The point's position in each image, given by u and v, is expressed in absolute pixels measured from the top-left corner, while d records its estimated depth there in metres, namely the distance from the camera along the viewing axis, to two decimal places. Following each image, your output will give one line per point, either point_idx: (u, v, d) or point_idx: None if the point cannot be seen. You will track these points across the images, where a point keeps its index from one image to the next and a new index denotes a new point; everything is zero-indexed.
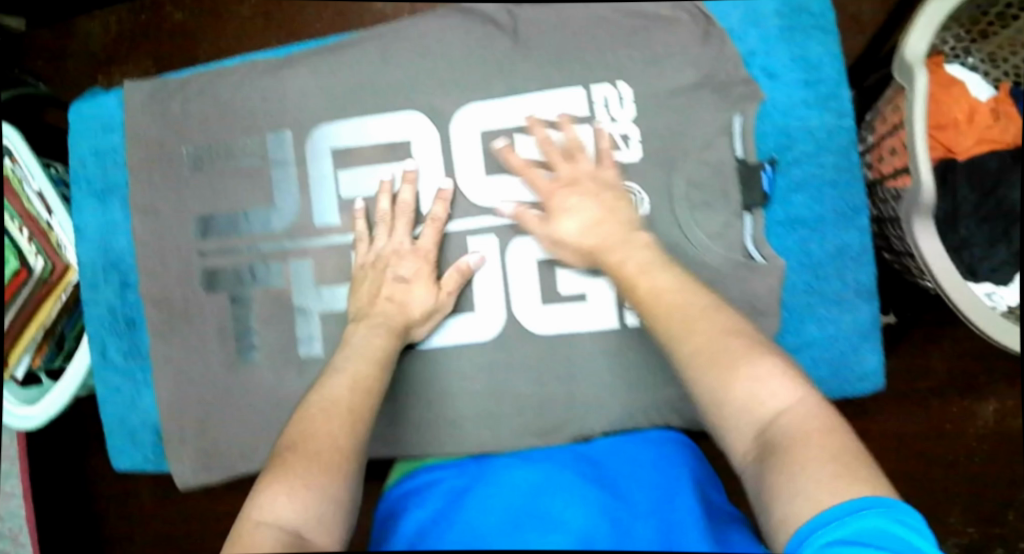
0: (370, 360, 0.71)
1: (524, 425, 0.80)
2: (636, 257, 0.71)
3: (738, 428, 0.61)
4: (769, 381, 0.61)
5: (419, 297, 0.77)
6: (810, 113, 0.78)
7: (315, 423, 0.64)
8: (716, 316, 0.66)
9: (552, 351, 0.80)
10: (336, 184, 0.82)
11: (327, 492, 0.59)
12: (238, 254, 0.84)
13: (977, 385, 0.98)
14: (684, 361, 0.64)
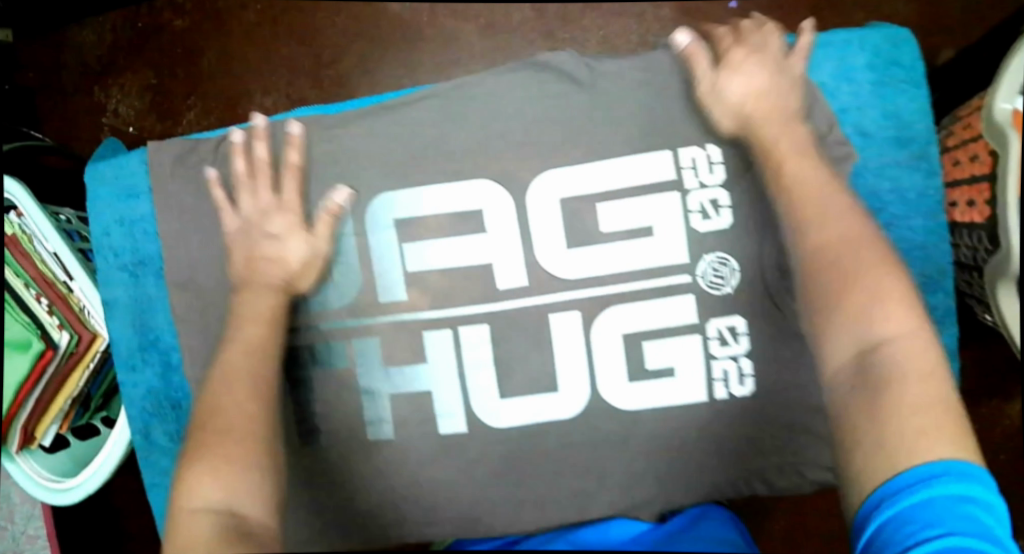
0: (262, 322, 0.74)
1: (611, 502, 0.78)
2: (790, 141, 0.72)
3: (842, 340, 0.62)
4: (890, 305, 0.61)
5: (295, 249, 0.76)
6: (902, 174, 0.80)
7: (223, 395, 0.69)
8: (846, 222, 0.67)
9: (640, 426, 0.77)
10: (401, 257, 0.76)
11: (243, 471, 0.63)
12: (291, 334, 0.77)
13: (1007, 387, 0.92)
14: (808, 248, 0.68)
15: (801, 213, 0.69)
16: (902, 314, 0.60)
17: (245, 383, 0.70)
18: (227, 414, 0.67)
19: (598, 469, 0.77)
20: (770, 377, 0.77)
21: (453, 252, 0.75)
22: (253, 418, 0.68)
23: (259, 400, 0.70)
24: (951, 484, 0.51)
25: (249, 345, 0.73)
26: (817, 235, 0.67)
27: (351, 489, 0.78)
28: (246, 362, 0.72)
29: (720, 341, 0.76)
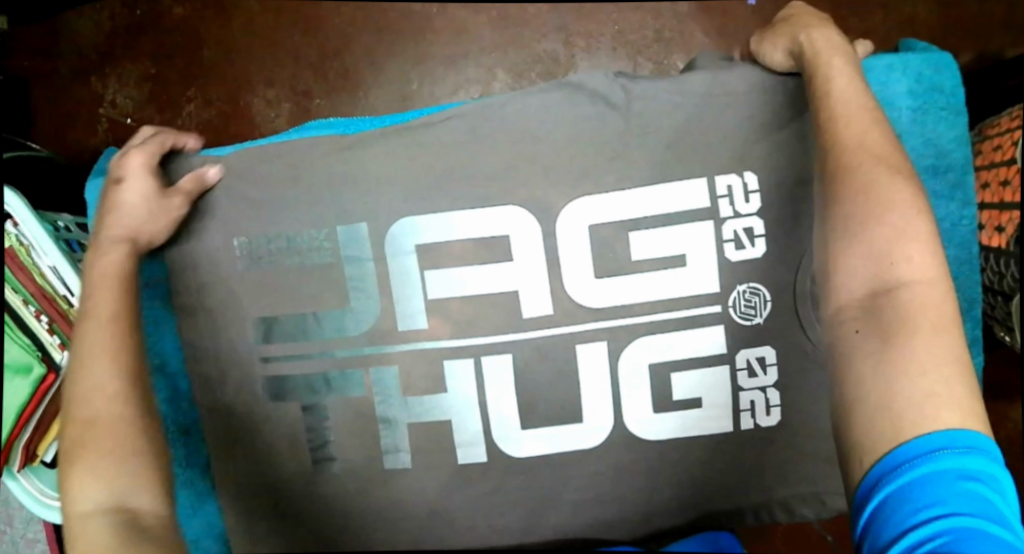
0: (118, 280, 0.68)
1: (633, 529, 0.77)
2: (845, 68, 0.66)
3: (854, 273, 0.57)
4: (914, 246, 0.56)
5: (144, 198, 0.71)
6: (937, 204, 0.79)
7: (88, 383, 0.63)
8: (882, 145, 0.61)
9: (664, 456, 0.76)
10: (423, 284, 0.74)
11: (122, 464, 0.60)
12: (309, 360, 0.75)
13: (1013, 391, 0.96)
14: (834, 172, 0.61)
15: (836, 142, 0.62)
16: (929, 256, 0.55)
17: (119, 357, 0.65)
18: (98, 404, 0.62)
19: (621, 498, 0.76)
20: (795, 405, 0.77)
21: (479, 279, 0.74)
22: (118, 412, 0.63)
23: (123, 377, 0.64)
24: (953, 458, 0.48)
25: (93, 312, 0.66)
26: (848, 162, 0.61)
27: (369, 515, 0.76)
28: (101, 335, 0.65)
29: (748, 371, 0.75)
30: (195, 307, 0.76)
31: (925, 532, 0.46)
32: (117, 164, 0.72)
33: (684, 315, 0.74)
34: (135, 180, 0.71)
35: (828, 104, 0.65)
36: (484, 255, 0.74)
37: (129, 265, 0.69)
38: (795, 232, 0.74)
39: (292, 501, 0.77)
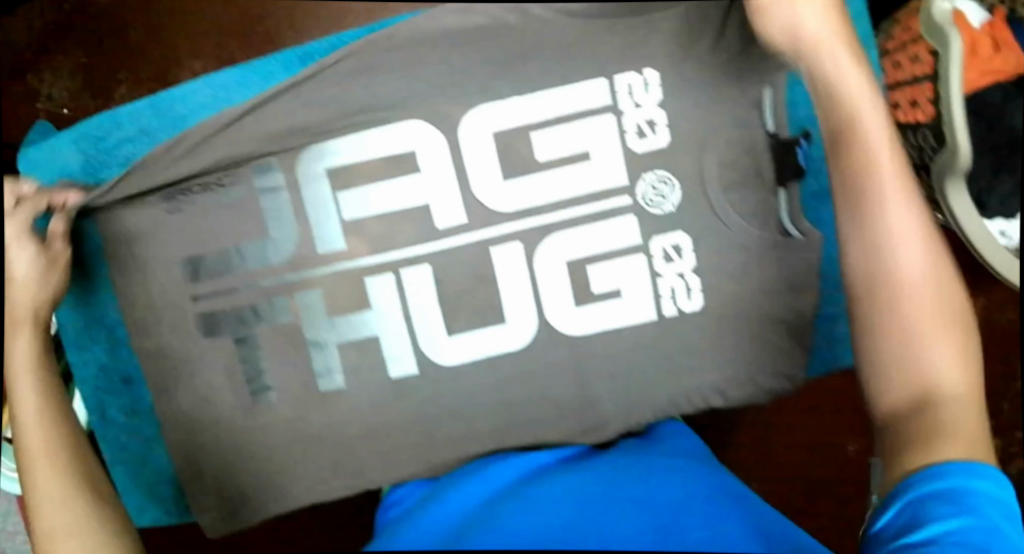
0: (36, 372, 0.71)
1: (569, 427, 0.78)
2: (870, 103, 0.69)
3: (893, 316, 0.64)
4: (942, 328, 0.62)
5: (31, 268, 0.73)
6: None
7: (38, 477, 0.67)
8: (910, 203, 0.66)
9: (589, 351, 0.77)
10: (337, 207, 0.76)
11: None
12: (236, 294, 0.77)
13: (971, 280, 0.97)
14: (859, 260, 0.66)
15: (856, 155, 0.69)
16: (957, 354, 0.61)
17: (57, 454, 0.68)
18: (49, 508, 0.65)
19: (552, 395, 0.78)
20: (716, 290, 0.77)
21: (392, 195, 0.75)
22: (70, 514, 0.65)
23: (64, 481, 0.67)
24: (968, 483, 0.54)
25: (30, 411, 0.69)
26: (875, 180, 0.67)
27: (313, 436, 0.79)
28: (35, 442, 0.68)
29: (665, 259, 0.76)
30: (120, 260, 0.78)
31: (931, 531, 0.52)
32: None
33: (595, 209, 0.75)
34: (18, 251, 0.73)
35: (858, 164, 0.68)
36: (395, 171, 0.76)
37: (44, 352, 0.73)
38: (694, 120, 0.76)
39: (238, 435, 0.80)
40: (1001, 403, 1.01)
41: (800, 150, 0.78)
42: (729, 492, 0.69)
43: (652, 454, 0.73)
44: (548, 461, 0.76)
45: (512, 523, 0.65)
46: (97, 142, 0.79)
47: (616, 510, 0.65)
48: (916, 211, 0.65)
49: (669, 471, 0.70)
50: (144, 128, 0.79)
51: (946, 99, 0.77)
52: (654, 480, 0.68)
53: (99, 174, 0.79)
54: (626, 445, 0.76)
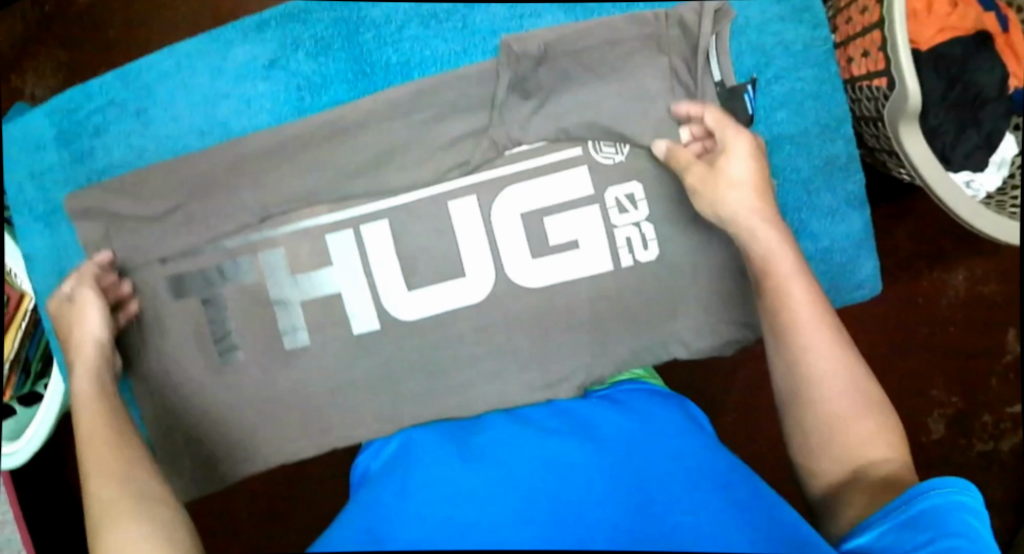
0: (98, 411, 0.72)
1: (531, 380, 0.79)
2: (774, 235, 0.68)
3: (817, 416, 0.62)
4: (867, 419, 0.61)
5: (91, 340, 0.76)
6: (786, 26, 0.79)
7: (104, 488, 0.66)
8: (807, 284, 0.66)
9: (547, 301, 0.78)
10: (294, 167, 0.78)
11: (142, 538, 0.61)
12: (203, 255, 0.79)
13: (945, 254, 1.04)
14: (782, 391, 0.64)
15: (777, 321, 0.65)
16: (879, 433, 0.60)
17: (120, 469, 0.68)
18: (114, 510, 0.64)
19: (512, 348, 0.79)
20: (671, 238, 0.78)
21: (347, 152, 0.77)
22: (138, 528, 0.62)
23: (116, 483, 0.66)
24: (940, 503, 0.51)
25: (97, 432, 0.70)
26: (775, 265, 0.67)
27: (280, 396, 0.80)
28: (99, 452, 0.69)
29: (619, 209, 0.78)
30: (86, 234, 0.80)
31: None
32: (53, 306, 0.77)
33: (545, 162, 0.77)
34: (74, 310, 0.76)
35: (782, 325, 0.65)
36: (349, 135, 0.77)
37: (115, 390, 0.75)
38: (637, 77, 0.77)
39: (205, 397, 0.81)
40: (990, 379, 1.06)
41: (746, 97, 0.76)
42: (717, 452, 0.65)
43: (631, 420, 0.69)
44: (514, 426, 0.72)
45: (484, 488, 0.58)
46: (65, 113, 0.82)
47: (606, 461, 0.61)
48: (839, 357, 0.63)
49: (657, 434, 0.66)
50: (115, 100, 0.81)
51: (891, 40, 0.78)
52: (647, 444, 0.65)
53: (70, 144, 0.82)
54: (595, 409, 0.72)
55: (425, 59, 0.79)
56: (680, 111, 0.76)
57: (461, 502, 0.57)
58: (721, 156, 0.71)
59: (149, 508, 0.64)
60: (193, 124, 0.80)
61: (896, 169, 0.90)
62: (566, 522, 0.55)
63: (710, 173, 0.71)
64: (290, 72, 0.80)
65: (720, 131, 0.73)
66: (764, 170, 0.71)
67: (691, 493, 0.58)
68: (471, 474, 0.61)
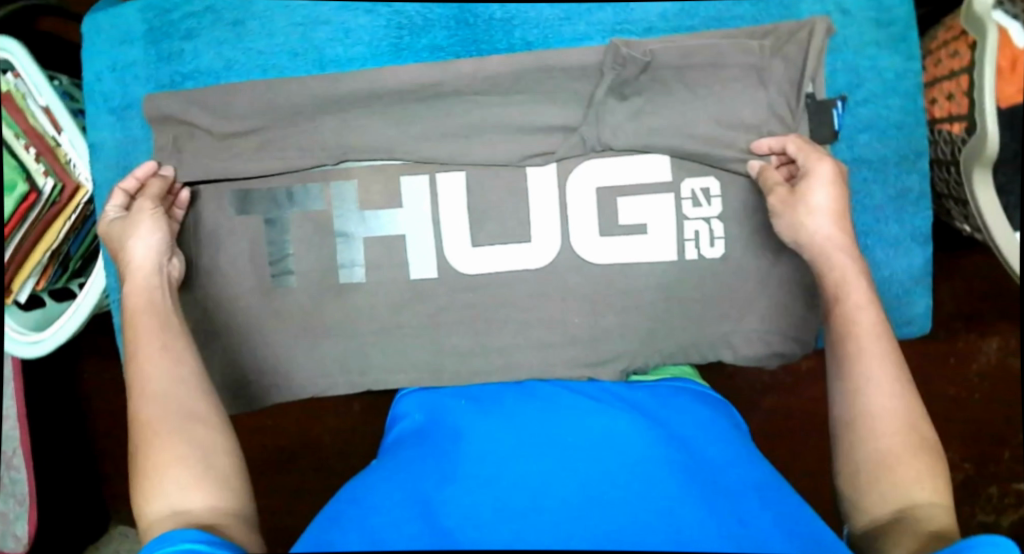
0: (155, 312, 0.71)
1: (575, 355, 0.78)
2: (853, 266, 0.69)
3: (868, 452, 0.62)
4: (917, 463, 0.61)
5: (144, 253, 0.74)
6: (881, 53, 0.80)
7: (143, 400, 0.65)
8: (874, 314, 0.67)
9: (604, 280, 0.78)
10: (381, 108, 0.78)
11: (177, 461, 0.61)
12: (275, 175, 0.79)
13: (984, 320, 1.05)
14: (834, 413, 0.66)
15: (843, 356, 0.66)
16: (929, 471, 0.60)
17: (161, 376, 0.66)
18: (157, 423, 0.63)
19: (563, 321, 0.79)
20: (738, 240, 0.78)
21: (445, 101, 0.78)
22: (180, 445, 0.62)
23: (154, 396, 0.65)
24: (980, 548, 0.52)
25: (136, 343, 0.69)
26: (847, 296, 0.68)
27: (323, 330, 0.80)
28: (139, 364, 0.67)
29: (692, 202, 0.78)
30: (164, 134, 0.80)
31: None
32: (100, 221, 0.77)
33: (628, 140, 0.77)
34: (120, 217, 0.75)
35: (849, 351, 0.66)
36: (443, 86, 0.77)
37: (158, 291, 0.72)
38: (735, 75, 0.77)
39: (249, 315, 0.80)
40: (1002, 451, 1.06)
41: (835, 112, 0.78)
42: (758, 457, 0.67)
43: (679, 415, 0.70)
44: (557, 396, 0.73)
45: (537, 481, 0.61)
46: (160, 13, 0.82)
47: (652, 451, 0.63)
48: (900, 400, 0.63)
49: (698, 429, 0.68)
50: (212, 8, 0.82)
51: (980, 85, 0.79)
52: (688, 439, 0.67)
53: (159, 43, 0.82)
54: (639, 395, 0.73)
55: (528, 20, 0.80)
56: (763, 143, 0.76)
57: (511, 484, 0.60)
58: (804, 181, 0.72)
59: (187, 427, 0.63)
60: (288, 45, 0.81)
61: (957, 218, 0.91)
62: (614, 520, 0.57)
63: (793, 197, 0.72)
64: (393, 9, 0.80)
65: (802, 156, 0.74)
66: (845, 199, 0.71)
67: (735, 496, 0.61)
68: (520, 453, 0.64)
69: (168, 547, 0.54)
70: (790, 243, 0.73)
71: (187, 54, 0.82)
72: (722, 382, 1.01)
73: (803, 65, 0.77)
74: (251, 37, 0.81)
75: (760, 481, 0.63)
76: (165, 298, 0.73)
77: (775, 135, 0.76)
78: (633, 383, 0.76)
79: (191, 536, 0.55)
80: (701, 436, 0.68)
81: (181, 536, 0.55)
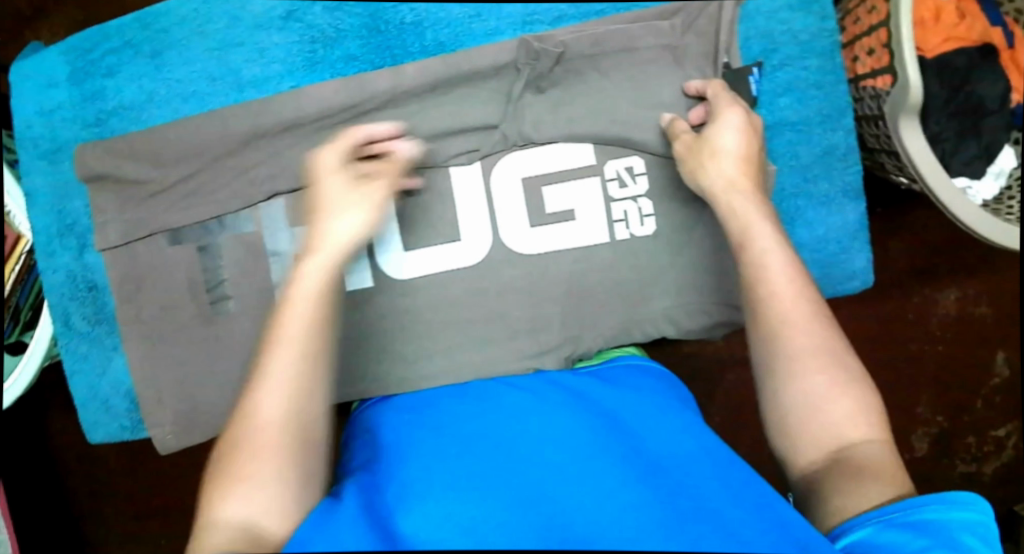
0: (323, 315, 0.66)
1: (519, 348, 0.78)
2: (762, 210, 0.68)
3: (795, 397, 0.61)
4: (845, 401, 0.60)
5: (351, 225, 0.70)
6: (795, 16, 0.79)
7: (268, 405, 0.60)
8: (788, 255, 0.66)
9: (539, 270, 0.79)
10: (299, 129, 0.78)
11: (273, 479, 0.57)
12: (201, 203, 0.79)
13: (938, 274, 1.07)
14: (756, 364, 0.64)
15: (760, 304, 0.64)
16: (860, 408, 0.59)
17: (303, 385, 0.62)
18: (277, 426, 0.59)
19: (502, 315, 0.79)
20: (668, 215, 0.79)
21: (359, 111, 0.78)
22: (263, 461, 0.58)
23: (291, 403, 0.60)
24: (939, 511, 0.53)
25: (287, 334, 0.64)
26: (756, 240, 0.67)
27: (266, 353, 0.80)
28: (290, 358, 0.62)
29: (618, 182, 0.79)
30: (95, 174, 0.80)
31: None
32: (313, 165, 0.74)
33: (555, 132, 0.77)
34: (334, 176, 0.72)
35: (763, 294, 0.64)
36: (359, 99, 0.77)
37: (333, 275, 0.67)
38: (649, 56, 0.78)
39: (195, 344, 0.81)
40: (975, 401, 1.09)
41: (751, 78, 0.78)
42: (708, 432, 0.67)
43: (625, 403, 0.68)
44: (500, 389, 0.72)
45: (485, 480, 0.58)
46: (78, 55, 0.83)
47: (603, 437, 0.62)
48: (820, 341, 0.62)
49: (648, 410, 0.68)
50: (131, 42, 0.81)
51: (897, 35, 0.78)
52: (637, 423, 0.66)
53: (83, 83, 0.82)
54: (586, 382, 0.73)
55: (440, 20, 0.79)
56: (693, 87, 0.77)
57: (462, 482, 0.58)
58: (711, 125, 0.73)
59: (286, 445, 0.59)
60: (206, 70, 0.81)
61: (893, 172, 0.90)
62: (571, 524, 0.54)
63: (697, 142, 0.73)
64: (305, 24, 0.80)
65: (717, 99, 0.74)
66: (752, 145, 0.72)
67: (693, 476, 0.60)
68: (466, 450, 0.61)
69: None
70: (694, 188, 0.74)
71: (107, 94, 0.82)
72: (681, 360, 1.01)
73: (716, 34, 0.77)
74: (169, 70, 0.81)
75: (715, 465, 0.61)
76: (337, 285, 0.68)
77: (700, 78, 0.77)
78: (580, 367, 0.76)
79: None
80: (651, 422, 0.66)
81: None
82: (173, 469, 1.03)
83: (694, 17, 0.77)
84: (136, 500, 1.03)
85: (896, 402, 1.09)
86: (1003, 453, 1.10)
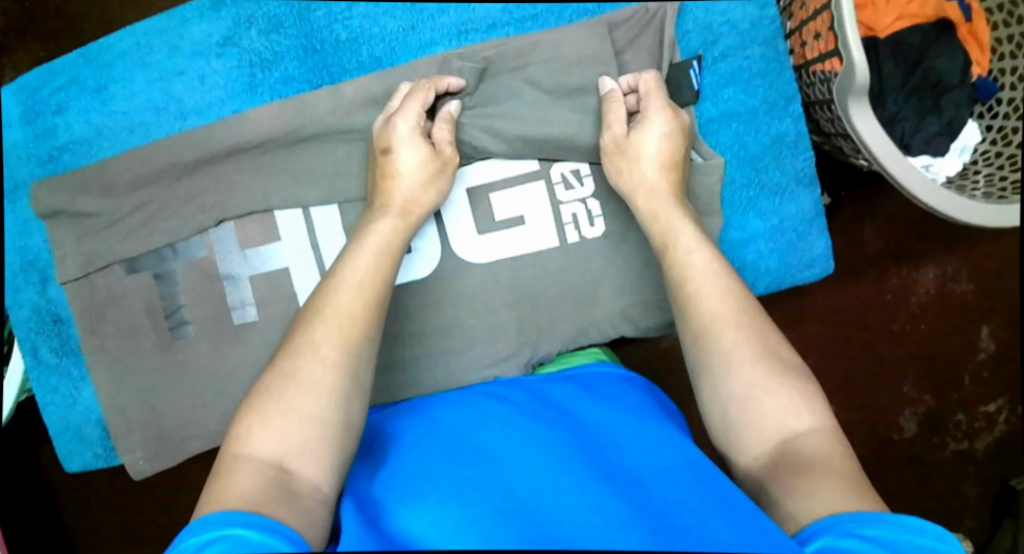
0: (377, 274, 0.66)
1: (477, 356, 0.78)
2: (699, 250, 0.67)
3: (743, 390, 0.59)
4: (796, 398, 0.58)
5: (428, 196, 0.74)
6: (732, 6, 0.80)
7: (315, 338, 0.60)
8: (736, 283, 0.64)
9: (489, 276, 0.79)
10: (248, 153, 0.79)
11: (315, 424, 0.56)
12: (154, 232, 0.80)
13: (915, 254, 1.04)
14: (706, 408, 0.62)
15: (709, 331, 0.62)
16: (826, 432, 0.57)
17: (351, 326, 0.61)
18: (311, 363, 0.59)
19: (457, 325, 0.79)
20: (616, 216, 0.79)
21: (301, 127, 0.78)
22: (303, 398, 0.57)
23: (345, 345, 0.60)
24: (893, 531, 0.49)
25: (351, 280, 0.65)
26: (695, 283, 0.65)
27: (228, 376, 0.81)
28: (346, 304, 0.63)
29: (565, 185, 0.79)
30: (51, 210, 0.81)
31: None
32: (385, 133, 0.74)
33: (499, 150, 0.78)
34: (407, 148, 0.73)
35: (723, 327, 0.62)
36: (298, 117, 0.78)
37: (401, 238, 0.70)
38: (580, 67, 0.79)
39: (157, 370, 0.81)
40: (963, 377, 1.05)
41: (692, 72, 0.79)
42: (690, 440, 0.64)
43: (604, 410, 0.66)
44: (480, 400, 0.69)
45: (461, 486, 0.56)
46: (27, 92, 0.83)
47: (586, 450, 0.60)
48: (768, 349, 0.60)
49: (633, 418, 0.65)
50: (76, 78, 0.82)
51: (838, 15, 0.76)
52: (625, 430, 0.63)
53: (34, 121, 0.83)
54: (566, 391, 0.70)
55: (374, 35, 0.81)
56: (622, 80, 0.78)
57: (450, 501, 0.55)
58: (639, 127, 0.74)
59: (332, 392, 0.58)
60: (151, 100, 0.82)
61: (852, 155, 0.88)
62: (540, 531, 0.52)
63: (624, 142, 0.74)
64: (242, 48, 0.81)
65: (648, 99, 0.76)
66: (675, 150, 0.74)
67: (671, 483, 0.57)
68: (453, 463, 0.58)
69: (208, 532, 0.49)
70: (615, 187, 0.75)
71: (57, 131, 0.82)
72: (652, 360, 1.01)
73: (656, 40, 0.79)
74: (116, 103, 0.82)
75: (692, 469, 0.58)
76: (400, 240, 0.70)
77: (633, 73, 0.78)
78: (553, 376, 0.75)
79: (259, 521, 0.50)
80: (628, 428, 0.64)
81: (239, 516, 0.50)
82: (147, 503, 1.01)
83: (637, 33, 0.79)
84: (115, 533, 1.02)
85: (883, 383, 1.05)
86: (995, 428, 1.05)
